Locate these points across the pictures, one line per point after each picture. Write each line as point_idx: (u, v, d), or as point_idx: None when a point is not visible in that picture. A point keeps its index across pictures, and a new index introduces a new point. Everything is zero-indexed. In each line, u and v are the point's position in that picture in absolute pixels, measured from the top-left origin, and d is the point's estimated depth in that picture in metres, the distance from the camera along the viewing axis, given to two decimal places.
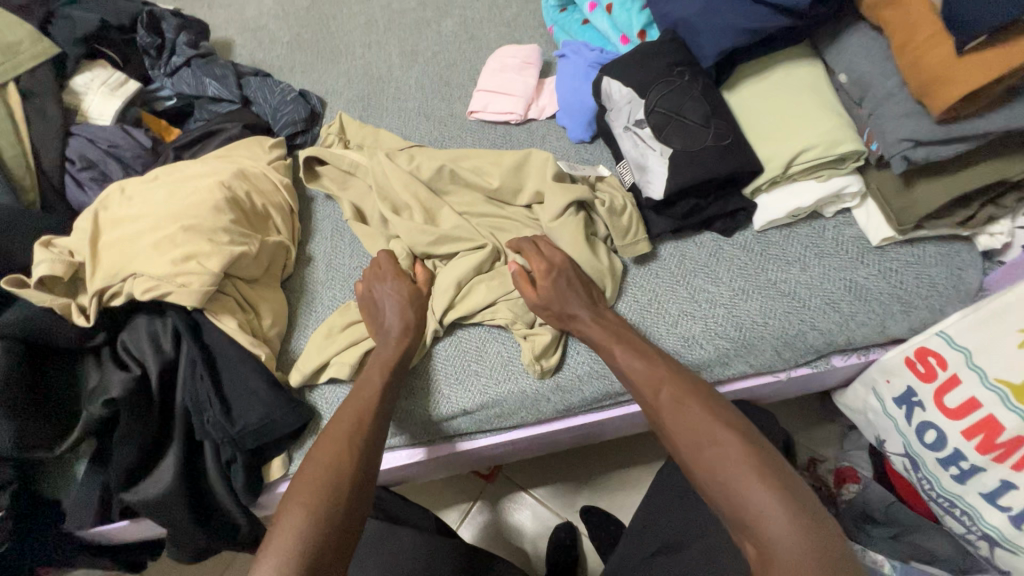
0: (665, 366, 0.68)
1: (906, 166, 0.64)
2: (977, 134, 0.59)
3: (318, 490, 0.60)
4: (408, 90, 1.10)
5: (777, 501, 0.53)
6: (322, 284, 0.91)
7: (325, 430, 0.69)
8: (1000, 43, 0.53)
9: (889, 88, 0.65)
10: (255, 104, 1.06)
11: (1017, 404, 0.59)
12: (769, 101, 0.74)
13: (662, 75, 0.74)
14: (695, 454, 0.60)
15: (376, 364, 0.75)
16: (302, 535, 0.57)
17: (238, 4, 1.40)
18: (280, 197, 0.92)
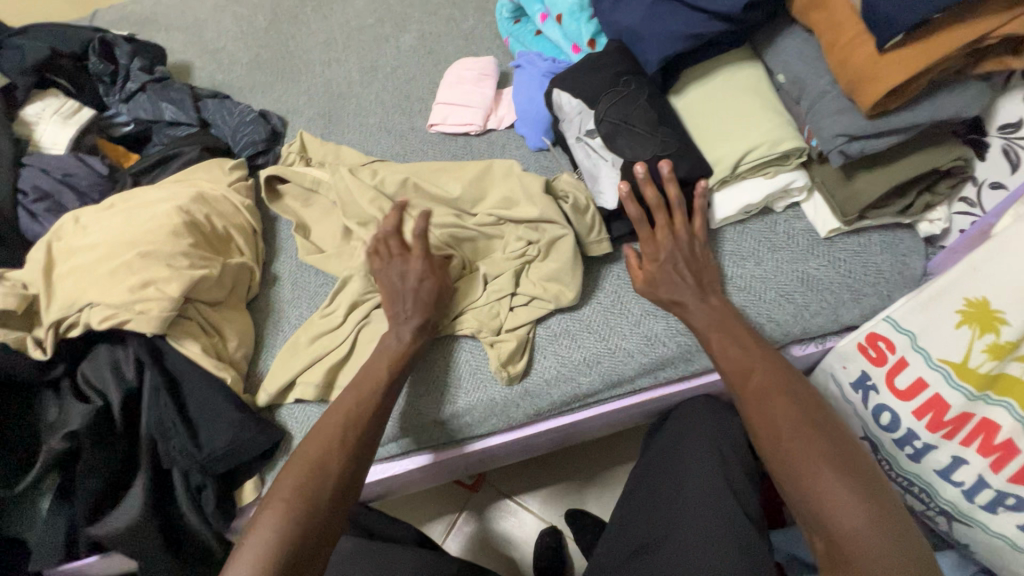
0: (762, 354, 0.67)
1: (842, 160, 0.66)
2: (906, 126, 0.62)
3: (298, 491, 0.62)
4: (368, 106, 1.11)
5: (855, 502, 0.54)
6: (288, 303, 0.91)
7: (318, 420, 0.69)
8: (917, 41, 0.56)
9: (823, 86, 0.68)
10: (214, 126, 1.05)
11: (960, 381, 0.61)
12: (713, 104, 0.77)
13: (608, 85, 0.77)
14: (774, 444, 0.61)
15: (383, 357, 0.74)
16: (273, 539, 0.58)
17: (195, 26, 1.40)
18: (242, 218, 0.91)
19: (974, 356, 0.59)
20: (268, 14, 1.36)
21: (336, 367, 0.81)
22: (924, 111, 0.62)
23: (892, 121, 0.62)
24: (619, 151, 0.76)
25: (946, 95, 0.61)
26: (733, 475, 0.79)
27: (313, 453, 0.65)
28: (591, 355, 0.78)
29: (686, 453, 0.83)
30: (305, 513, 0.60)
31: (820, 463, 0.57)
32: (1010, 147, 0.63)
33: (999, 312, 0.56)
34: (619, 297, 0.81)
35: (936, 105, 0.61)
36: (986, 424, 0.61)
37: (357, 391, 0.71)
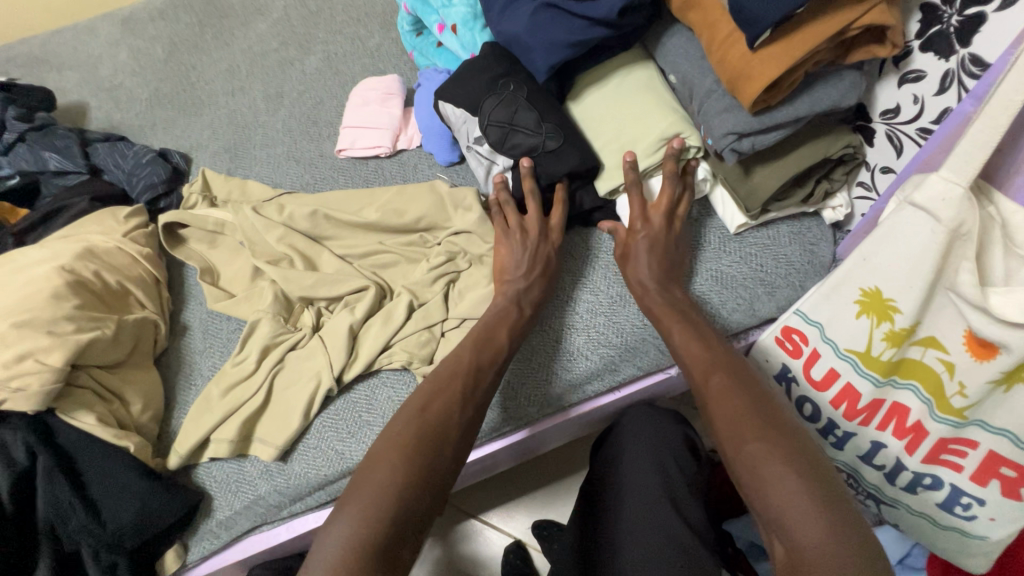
0: (723, 353, 0.62)
1: (736, 158, 0.67)
2: (790, 120, 0.63)
3: (415, 448, 0.59)
4: (275, 135, 1.07)
5: (817, 509, 0.46)
6: (200, 353, 0.86)
7: (409, 408, 0.64)
8: (786, 35, 0.56)
9: (708, 85, 0.68)
10: (106, 171, 0.99)
11: (867, 370, 0.61)
12: (611, 108, 0.77)
13: (489, 89, 0.78)
14: (734, 445, 0.53)
15: (504, 325, 0.73)
16: (394, 489, 0.55)
17: (89, 63, 1.32)
18: (140, 269, 0.86)
19: (876, 345, 0.59)
20: (166, 45, 1.29)
21: (252, 419, 0.77)
22: (803, 104, 0.62)
23: (776, 116, 0.62)
24: (509, 153, 0.78)
25: (823, 86, 0.62)
26: (671, 480, 0.77)
27: (429, 414, 0.62)
28: (518, 371, 0.76)
29: (628, 463, 0.80)
30: (422, 471, 0.57)
31: (779, 463, 0.49)
32: (892, 132, 0.63)
33: (891, 301, 0.56)
34: (548, 310, 0.79)
35: (814, 96, 0.62)
36: (896, 407, 0.62)
37: (477, 356, 0.69)
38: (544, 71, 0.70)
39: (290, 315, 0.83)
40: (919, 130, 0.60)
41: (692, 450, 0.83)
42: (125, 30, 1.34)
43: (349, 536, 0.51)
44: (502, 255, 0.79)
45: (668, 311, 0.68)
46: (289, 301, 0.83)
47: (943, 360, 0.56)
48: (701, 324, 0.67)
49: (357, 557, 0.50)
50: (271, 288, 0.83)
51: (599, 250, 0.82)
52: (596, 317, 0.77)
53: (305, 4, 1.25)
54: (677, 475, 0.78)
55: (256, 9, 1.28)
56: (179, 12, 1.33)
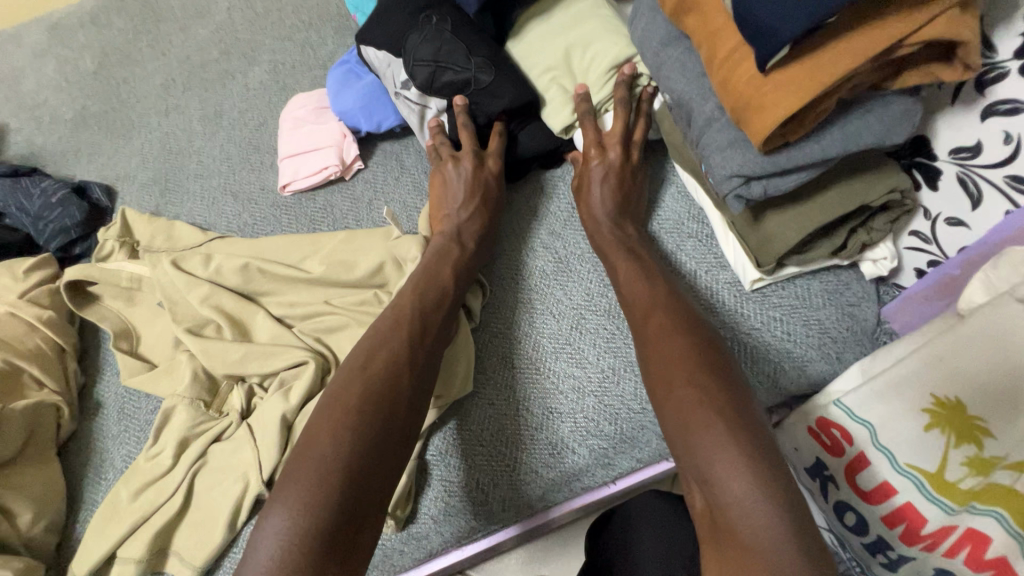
0: (667, 290, 0.58)
1: (744, 206, 0.52)
2: (815, 161, 0.48)
3: (359, 414, 0.51)
4: (211, 163, 0.91)
5: (740, 456, 0.42)
6: (112, 439, 0.72)
7: (346, 362, 0.56)
8: (811, 54, 0.42)
9: (710, 111, 0.53)
10: (8, 215, 0.84)
11: (937, 494, 0.47)
12: (554, 40, 0.71)
13: (410, 25, 0.70)
14: (665, 391, 0.49)
15: (446, 264, 0.65)
16: (335, 465, 0.47)
17: (12, 78, 1.16)
18: (38, 339, 0.72)
19: (952, 467, 0.46)
20: (96, 55, 1.13)
21: (165, 530, 0.63)
22: (835, 139, 0.47)
23: (796, 156, 0.47)
24: (440, 94, 0.71)
25: (860, 117, 0.46)
26: None
27: (373, 370, 0.55)
28: (483, 439, 0.62)
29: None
30: (372, 435, 0.50)
31: (703, 411, 0.45)
32: (966, 175, 0.48)
33: (980, 421, 0.43)
34: (519, 365, 0.66)
35: (849, 130, 0.46)
36: (971, 535, 0.46)
37: (420, 300, 0.61)
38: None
39: (214, 398, 0.68)
40: (1007, 178, 0.45)
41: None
42: (52, 39, 1.18)
43: (290, 536, 0.43)
44: (440, 187, 0.72)
45: (618, 250, 0.63)
46: (214, 376, 0.69)
47: None
48: (655, 266, 0.61)
49: (301, 555, 0.43)
50: (192, 362, 0.69)
51: (588, 310, 0.67)
52: (584, 392, 0.63)
53: (251, 5, 1.09)
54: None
55: (196, 11, 1.12)
56: (112, 16, 1.17)
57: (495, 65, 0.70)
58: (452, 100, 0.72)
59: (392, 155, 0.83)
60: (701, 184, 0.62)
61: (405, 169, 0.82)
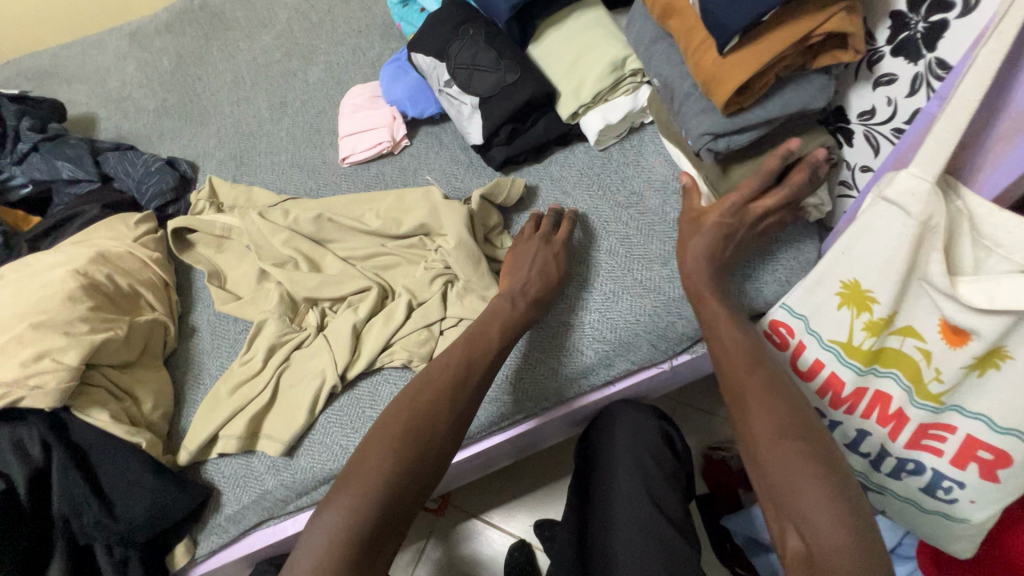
0: (756, 346, 0.62)
1: (713, 156, 0.70)
2: (762, 121, 0.66)
3: (401, 440, 0.62)
4: (279, 142, 1.10)
5: (838, 510, 0.48)
6: (208, 353, 0.89)
7: (397, 396, 0.68)
8: (754, 42, 0.60)
9: (687, 88, 0.71)
10: (116, 179, 1.02)
11: (850, 360, 0.64)
12: (566, 43, 0.89)
13: (452, 35, 0.89)
14: (768, 444, 0.54)
15: (495, 322, 0.74)
16: (378, 483, 0.59)
17: (98, 75, 1.36)
18: (150, 272, 0.89)
19: (856, 334, 0.62)
20: (173, 57, 1.33)
21: (258, 416, 0.79)
22: (775, 105, 0.65)
23: (748, 117, 0.65)
24: (475, 92, 0.88)
25: (793, 89, 0.65)
26: (651, 474, 0.83)
27: (418, 407, 0.65)
28: (523, 363, 0.79)
29: (610, 462, 0.86)
30: (411, 458, 0.62)
31: (807, 468, 0.51)
32: (869, 132, 0.67)
33: (870, 293, 0.59)
34: None
35: (786, 98, 0.65)
36: (879, 396, 0.65)
37: (466, 356, 0.70)
38: (505, 11, 0.83)
39: (294, 316, 0.86)
40: (893, 130, 0.63)
41: (666, 440, 0.88)
42: (133, 43, 1.38)
43: (336, 530, 0.56)
44: (518, 257, 0.81)
45: (715, 304, 0.67)
46: (294, 301, 0.86)
47: (921, 349, 0.59)
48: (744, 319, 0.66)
49: (341, 554, 0.55)
50: (278, 290, 0.86)
51: (594, 244, 0.85)
52: (601, 315, 0.79)
53: (308, 16, 1.29)
54: (654, 472, 0.83)
55: (260, 21, 1.32)
56: (185, 25, 1.37)
57: (522, 61, 0.88)
58: (484, 94, 0.87)
59: (433, 134, 1.02)
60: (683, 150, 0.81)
61: (443, 146, 1.00)
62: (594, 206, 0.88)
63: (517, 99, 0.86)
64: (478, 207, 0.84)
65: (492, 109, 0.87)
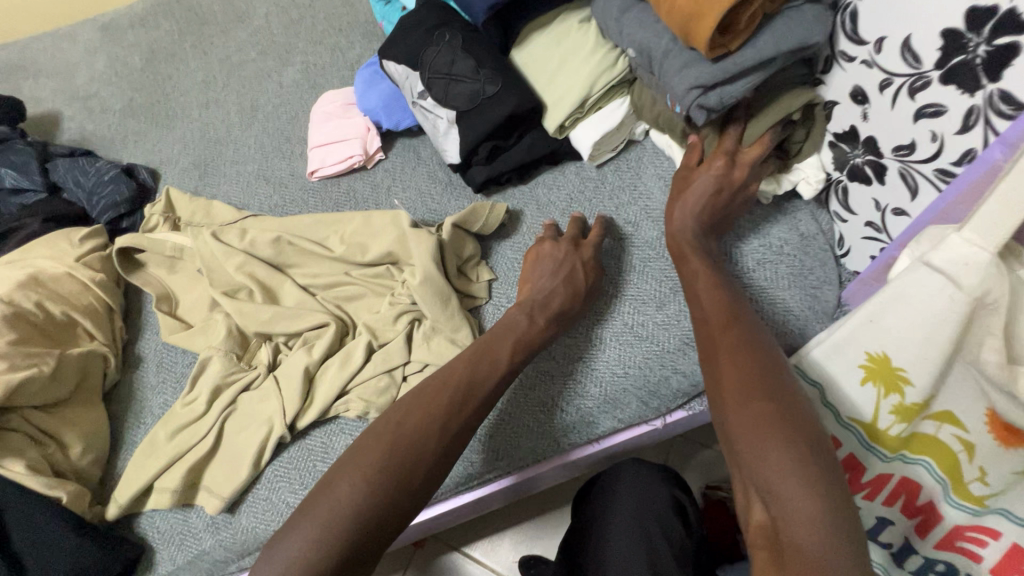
0: (738, 307, 0.57)
1: (705, 115, 0.61)
2: (753, 64, 0.57)
3: (386, 464, 0.54)
4: (247, 151, 1.01)
5: (804, 474, 0.42)
6: (152, 388, 0.80)
7: (390, 410, 0.60)
8: None
9: (665, 44, 0.61)
10: (65, 189, 0.94)
11: (875, 444, 0.54)
12: (550, 48, 0.78)
13: (426, 40, 0.79)
14: (735, 397, 0.48)
15: (511, 336, 0.66)
16: (352, 515, 0.51)
17: (67, 71, 1.27)
18: (90, 297, 0.81)
19: (883, 418, 0.52)
20: (145, 53, 1.24)
21: (197, 467, 0.71)
22: (767, 43, 0.56)
23: (737, 63, 0.57)
24: (452, 104, 0.78)
25: (784, 21, 0.56)
26: (657, 548, 0.74)
27: (407, 429, 0.57)
28: (497, 418, 0.70)
29: (611, 526, 0.77)
30: (389, 482, 0.54)
31: (770, 425, 0.45)
32: (906, 171, 0.56)
33: (902, 372, 0.49)
34: None
35: (778, 33, 0.55)
36: (905, 483, 0.55)
37: (469, 375, 0.62)
38: (483, 12, 0.73)
39: (244, 352, 0.77)
40: (937, 171, 0.53)
41: (678, 509, 0.79)
42: (105, 37, 1.29)
43: (301, 557, 0.49)
44: (538, 258, 0.73)
45: (699, 264, 0.62)
46: (246, 334, 0.78)
47: (961, 440, 0.49)
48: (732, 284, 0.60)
49: None
50: (228, 322, 0.78)
51: None
52: (591, 358, 0.70)
53: (287, 12, 1.19)
54: (660, 543, 0.73)
55: (236, 16, 1.23)
56: (159, 18, 1.28)
57: (504, 70, 0.78)
58: (462, 107, 0.78)
59: (410, 147, 0.92)
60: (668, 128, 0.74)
61: (421, 160, 0.90)
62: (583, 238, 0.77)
63: (498, 114, 0.76)
64: (452, 236, 0.75)
65: (470, 123, 0.77)
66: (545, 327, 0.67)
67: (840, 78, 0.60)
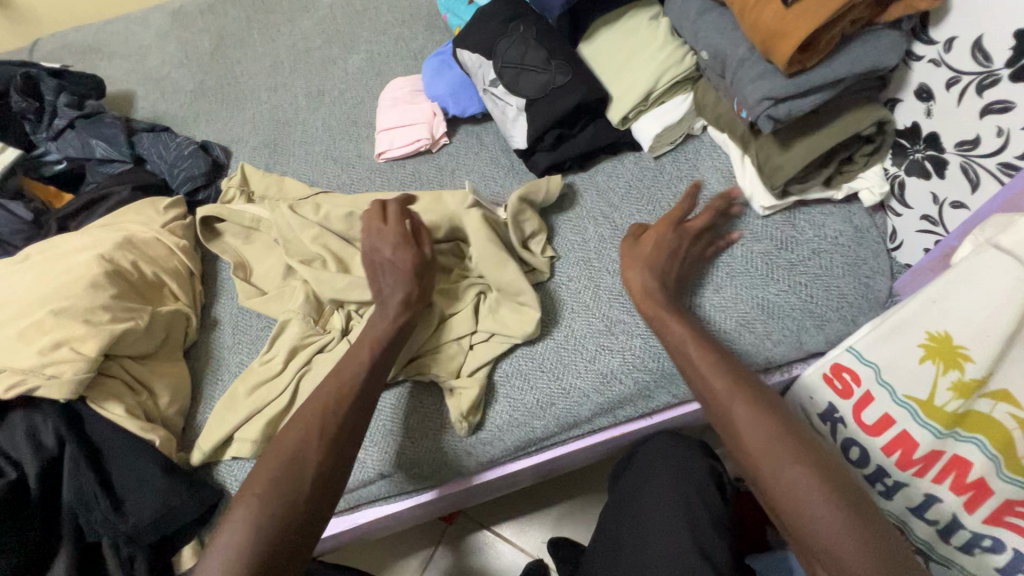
0: (735, 367, 0.61)
1: (772, 125, 0.64)
2: (828, 82, 0.61)
3: (274, 482, 0.58)
4: (314, 133, 1.06)
5: (857, 532, 0.48)
6: (228, 348, 0.86)
7: (277, 435, 0.63)
8: None
9: (741, 54, 0.65)
10: (148, 161, 1.00)
11: (927, 419, 0.58)
12: (619, 43, 0.83)
13: (500, 32, 0.84)
14: (772, 473, 0.53)
15: (367, 340, 0.69)
16: (254, 535, 0.55)
17: (139, 53, 1.34)
18: (175, 261, 0.87)
19: (940, 394, 0.56)
20: (214, 38, 1.31)
21: (275, 420, 0.76)
22: (841, 64, 0.60)
23: (813, 78, 0.60)
24: (522, 92, 0.82)
25: (860, 46, 0.60)
26: (698, 516, 0.77)
27: (286, 449, 0.60)
28: (539, 401, 0.73)
29: (652, 494, 0.81)
30: (277, 496, 0.57)
31: (818, 494, 0.50)
32: (968, 164, 0.60)
33: (963, 348, 0.54)
34: (598, 293, 0.77)
35: (852, 56, 0.60)
36: (957, 460, 0.58)
37: (339, 388, 0.65)
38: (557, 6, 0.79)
39: (319, 317, 0.82)
40: (999, 165, 0.57)
41: (717, 480, 0.82)
42: (175, 22, 1.36)
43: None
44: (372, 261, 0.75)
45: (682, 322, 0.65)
46: (320, 301, 0.83)
47: (1015, 417, 0.52)
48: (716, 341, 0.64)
49: None
50: (304, 289, 0.83)
51: None
52: (651, 338, 0.73)
53: (352, 3, 1.25)
54: (701, 512, 0.77)
55: (302, 6, 1.29)
56: (228, 7, 1.35)
57: (574, 62, 0.83)
58: (533, 96, 0.82)
59: (473, 134, 0.97)
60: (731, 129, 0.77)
61: (484, 146, 0.95)
62: (643, 223, 0.81)
63: (566, 103, 0.80)
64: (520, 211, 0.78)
65: (540, 111, 0.81)
66: (396, 321, 0.70)
67: (908, 77, 0.64)
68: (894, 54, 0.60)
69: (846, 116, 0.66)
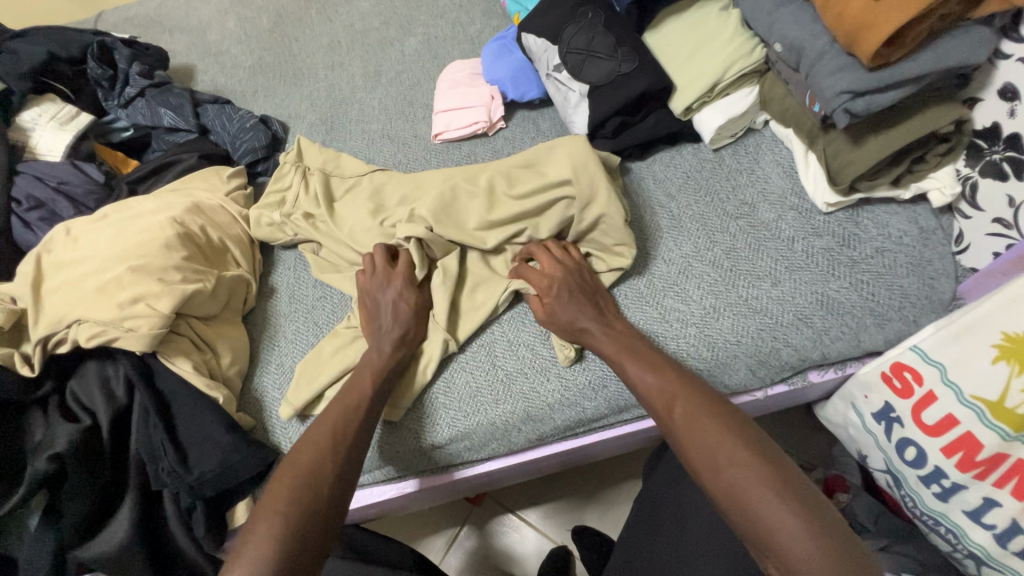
0: (677, 378, 0.63)
1: (849, 120, 0.64)
2: (911, 77, 0.60)
3: (298, 494, 0.58)
4: (371, 112, 1.08)
5: (801, 525, 0.48)
6: (285, 316, 0.88)
7: (288, 455, 0.63)
8: None
9: (821, 46, 0.65)
10: (212, 132, 1.03)
11: (995, 421, 0.57)
12: (685, 34, 0.84)
13: (569, 17, 0.85)
14: (713, 475, 0.55)
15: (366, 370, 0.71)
16: (278, 546, 0.54)
17: (199, 28, 1.37)
18: (238, 229, 0.89)
19: (1012, 395, 0.55)
20: (272, 16, 1.33)
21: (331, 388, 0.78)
22: (927, 59, 0.60)
23: (896, 72, 0.60)
24: (586, 79, 0.83)
25: (948, 41, 0.60)
26: None
27: (303, 463, 0.61)
28: (558, 394, 0.74)
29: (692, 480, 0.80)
30: (303, 503, 0.58)
31: (760, 490, 0.51)
32: None
33: None
34: (668, 283, 0.77)
35: (940, 51, 0.60)
36: (1021, 466, 0.57)
37: (345, 410, 0.67)
38: None
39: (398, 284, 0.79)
40: None
41: None
42: (235, 0, 1.39)
43: None
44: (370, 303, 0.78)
45: (616, 349, 0.68)
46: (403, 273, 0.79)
47: None
48: (660, 358, 0.66)
49: None
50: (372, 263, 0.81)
51: (696, 257, 0.78)
52: (710, 331, 0.73)
53: None
54: None
55: None
56: None
57: (640, 50, 0.83)
58: (597, 82, 0.82)
59: (530, 120, 0.98)
60: (798, 123, 0.77)
61: (540, 132, 0.96)
62: (700, 214, 0.81)
63: (632, 91, 0.80)
64: (558, 175, 0.77)
65: (604, 98, 0.82)
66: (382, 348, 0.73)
67: (992, 75, 0.64)
68: (983, 51, 0.60)
69: (924, 112, 0.66)
